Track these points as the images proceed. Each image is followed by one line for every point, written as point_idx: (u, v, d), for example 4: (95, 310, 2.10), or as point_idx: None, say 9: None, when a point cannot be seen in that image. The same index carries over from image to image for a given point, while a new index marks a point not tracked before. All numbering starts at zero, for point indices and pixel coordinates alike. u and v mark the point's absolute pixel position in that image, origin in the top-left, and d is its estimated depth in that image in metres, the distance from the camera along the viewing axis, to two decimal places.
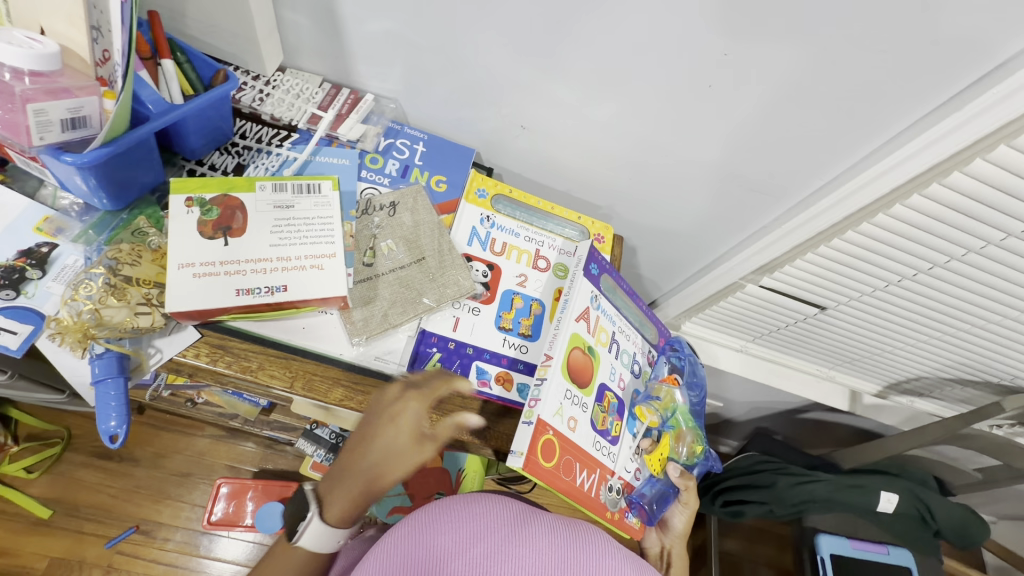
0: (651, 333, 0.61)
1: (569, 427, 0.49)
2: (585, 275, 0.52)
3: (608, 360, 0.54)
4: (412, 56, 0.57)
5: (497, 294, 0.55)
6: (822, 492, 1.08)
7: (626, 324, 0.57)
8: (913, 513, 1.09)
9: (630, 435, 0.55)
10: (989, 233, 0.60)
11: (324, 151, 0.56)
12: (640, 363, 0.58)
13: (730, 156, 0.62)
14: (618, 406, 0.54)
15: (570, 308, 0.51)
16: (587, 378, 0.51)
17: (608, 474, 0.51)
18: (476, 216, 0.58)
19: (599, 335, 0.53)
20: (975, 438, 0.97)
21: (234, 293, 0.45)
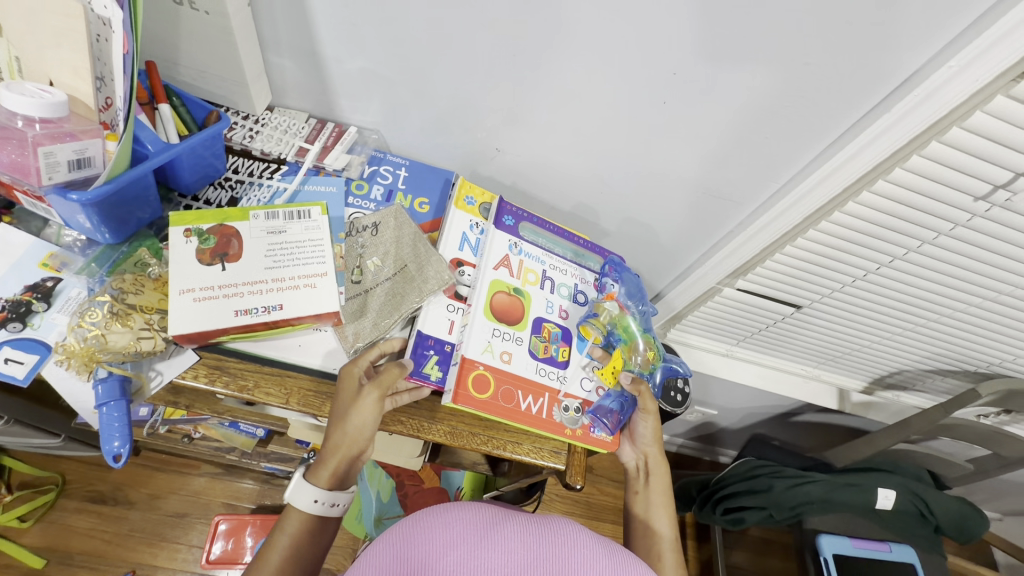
0: (596, 261, 0.65)
1: (503, 360, 0.54)
2: (498, 227, 0.59)
3: (538, 294, 0.59)
4: (390, 90, 0.62)
5: None
6: (818, 492, 1.09)
7: (555, 260, 0.62)
8: (911, 509, 1.11)
9: (577, 356, 0.59)
10: (939, 224, 0.64)
11: (312, 180, 0.60)
12: (583, 290, 0.62)
13: (690, 164, 0.66)
14: (559, 334, 0.58)
15: (488, 258, 0.57)
16: (518, 315, 0.57)
17: (559, 396, 0.56)
18: (466, 222, 0.60)
19: (524, 276, 0.59)
20: (962, 428, 0.99)
21: (233, 314, 0.47)
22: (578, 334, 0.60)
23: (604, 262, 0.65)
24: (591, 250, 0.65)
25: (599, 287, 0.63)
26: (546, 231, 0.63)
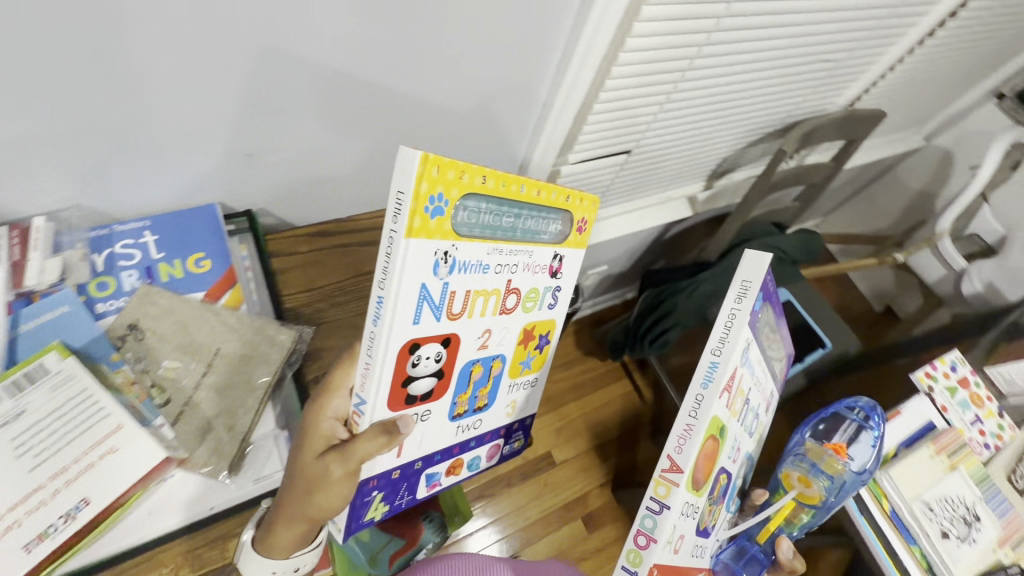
0: (772, 351, 0.67)
1: (716, 485, 0.57)
2: (742, 332, 0.51)
3: (733, 428, 0.57)
4: (60, 149, 0.44)
5: (454, 373, 0.47)
6: (709, 287, 1.23)
7: (757, 372, 0.61)
8: (773, 258, 1.30)
9: (725, 499, 0.62)
10: (710, 16, 0.65)
11: (23, 317, 0.45)
12: (757, 403, 0.64)
13: (472, 68, 0.58)
14: (722, 487, 0.60)
15: (723, 386, 0.49)
16: (709, 472, 0.52)
17: (695, 572, 0.57)
18: (427, 256, 0.38)
19: (733, 407, 0.55)
20: (783, 179, 1.16)
21: (25, 551, 0.38)
22: (733, 476, 0.63)
23: (779, 372, 0.71)
24: (779, 349, 0.70)
25: (767, 404, 0.68)
26: (766, 323, 0.62)
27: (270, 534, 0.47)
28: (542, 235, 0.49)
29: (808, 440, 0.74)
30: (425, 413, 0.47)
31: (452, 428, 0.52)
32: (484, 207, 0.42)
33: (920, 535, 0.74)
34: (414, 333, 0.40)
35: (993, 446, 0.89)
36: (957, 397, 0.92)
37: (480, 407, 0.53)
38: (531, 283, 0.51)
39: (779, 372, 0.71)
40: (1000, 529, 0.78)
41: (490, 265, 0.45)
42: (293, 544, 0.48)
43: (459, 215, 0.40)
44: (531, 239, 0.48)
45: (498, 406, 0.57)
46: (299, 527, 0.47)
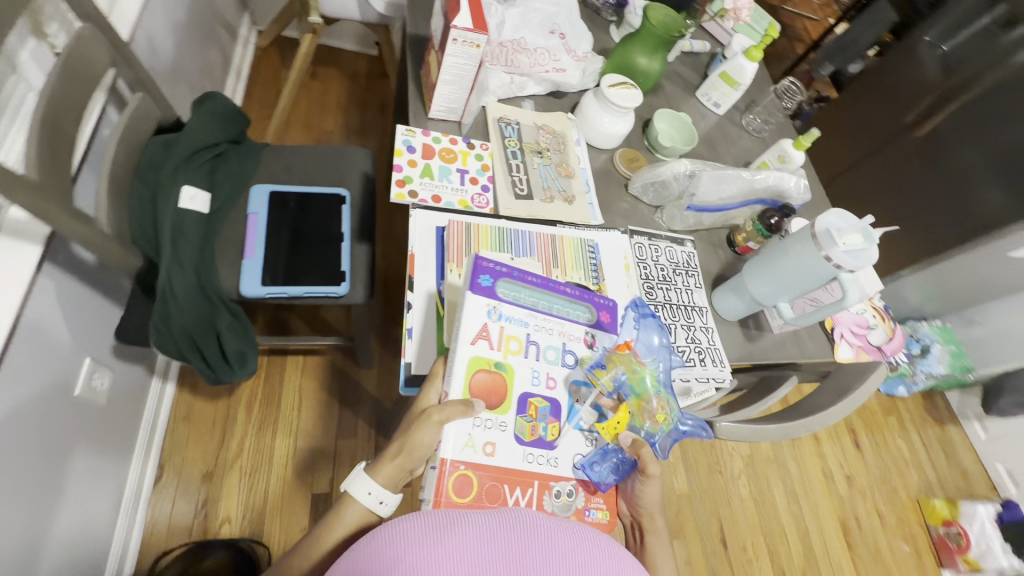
0: (590, 308, 0.73)
1: (531, 427, 0.66)
2: (477, 292, 0.66)
3: (523, 370, 0.67)
4: None
5: (516, 400, 0.66)
6: (187, 278, 0.90)
7: (539, 323, 0.69)
8: (206, 170, 1.00)
9: (563, 413, 0.68)
10: None
11: None
12: (568, 350, 0.70)
13: None
14: (552, 409, 0.68)
15: (467, 333, 0.65)
16: (496, 398, 0.65)
17: (548, 482, 0.65)
18: (484, 306, 0.66)
19: (509, 349, 0.67)
20: (47, 130, 0.70)
21: None
22: (570, 401, 0.69)
23: (599, 313, 0.74)
24: (589, 299, 0.74)
25: (591, 340, 0.72)
26: (543, 285, 0.70)
27: (380, 465, 0.65)
28: (575, 317, 0.72)
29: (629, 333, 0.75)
30: (492, 421, 0.64)
31: (523, 453, 0.65)
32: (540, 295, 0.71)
33: None
34: (470, 348, 0.65)
35: (490, 181, 0.88)
36: (435, 173, 0.84)
37: (550, 439, 0.67)
38: (582, 350, 0.71)
39: (599, 312, 0.74)
40: (541, 262, 0.80)
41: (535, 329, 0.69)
42: (386, 484, 0.65)
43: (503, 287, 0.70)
44: (566, 316, 0.71)
45: (572, 437, 0.68)
46: (404, 453, 0.64)
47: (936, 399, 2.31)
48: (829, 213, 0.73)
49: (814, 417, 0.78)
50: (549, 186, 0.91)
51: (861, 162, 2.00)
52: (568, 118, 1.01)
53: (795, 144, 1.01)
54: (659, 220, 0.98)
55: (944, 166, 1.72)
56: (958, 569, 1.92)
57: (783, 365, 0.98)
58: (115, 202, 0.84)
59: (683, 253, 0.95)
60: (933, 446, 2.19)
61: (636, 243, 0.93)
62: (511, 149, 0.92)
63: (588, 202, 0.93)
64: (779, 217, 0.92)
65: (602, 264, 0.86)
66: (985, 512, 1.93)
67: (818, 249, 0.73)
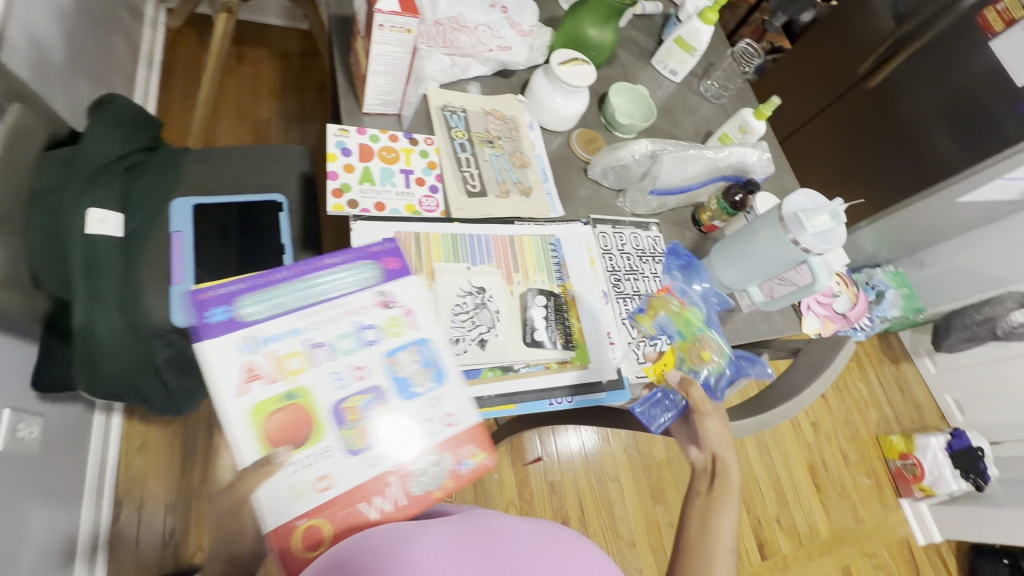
0: (370, 269, 0.61)
1: (359, 425, 0.54)
2: (214, 343, 0.53)
3: (316, 378, 0.54)
4: None
5: (326, 414, 0.53)
6: (109, 315, 0.80)
7: (310, 319, 0.56)
8: (116, 186, 0.87)
9: (393, 395, 0.56)
10: None
11: None
12: (364, 326, 0.58)
13: None
14: (375, 398, 0.55)
15: (229, 388, 0.52)
16: (303, 428, 0.52)
17: (405, 465, 0.53)
18: (236, 349, 0.53)
19: (291, 371, 0.54)
20: None
21: None
22: (392, 377, 0.56)
23: (383, 268, 0.61)
24: (367, 258, 0.62)
25: (387, 302, 0.60)
26: (302, 278, 0.58)
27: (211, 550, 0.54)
28: (353, 285, 0.60)
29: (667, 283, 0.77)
30: (316, 452, 0.52)
31: (363, 460, 0.53)
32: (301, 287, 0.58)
33: (476, 366, 0.67)
34: (243, 398, 0.52)
35: (439, 180, 0.80)
36: (375, 177, 0.76)
37: (386, 427, 0.54)
38: (382, 314, 0.59)
39: (382, 269, 0.61)
40: (499, 267, 0.75)
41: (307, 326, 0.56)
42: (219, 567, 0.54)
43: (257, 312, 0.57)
44: (342, 292, 0.59)
45: (416, 412, 0.56)
46: (229, 532, 0.53)
47: (891, 339, 2.40)
48: (793, 198, 0.70)
49: (791, 403, 0.77)
50: (503, 180, 0.85)
51: (818, 114, 1.97)
52: (518, 101, 0.93)
53: (755, 113, 0.96)
54: (622, 205, 0.93)
55: (899, 113, 1.71)
56: (914, 497, 2.06)
57: (753, 343, 0.97)
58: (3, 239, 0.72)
59: (649, 238, 0.91)
60: (889, 384, 2.30)
61: (600, 233, 0.88)
62: (458, 141, 0.84)
63: (546, 193, 0.88)
64: (743, 194, 0.89)
65: (566, 261, 0.81)
66: (937, 442, 2.04)
67: (786, 233, 0.70)
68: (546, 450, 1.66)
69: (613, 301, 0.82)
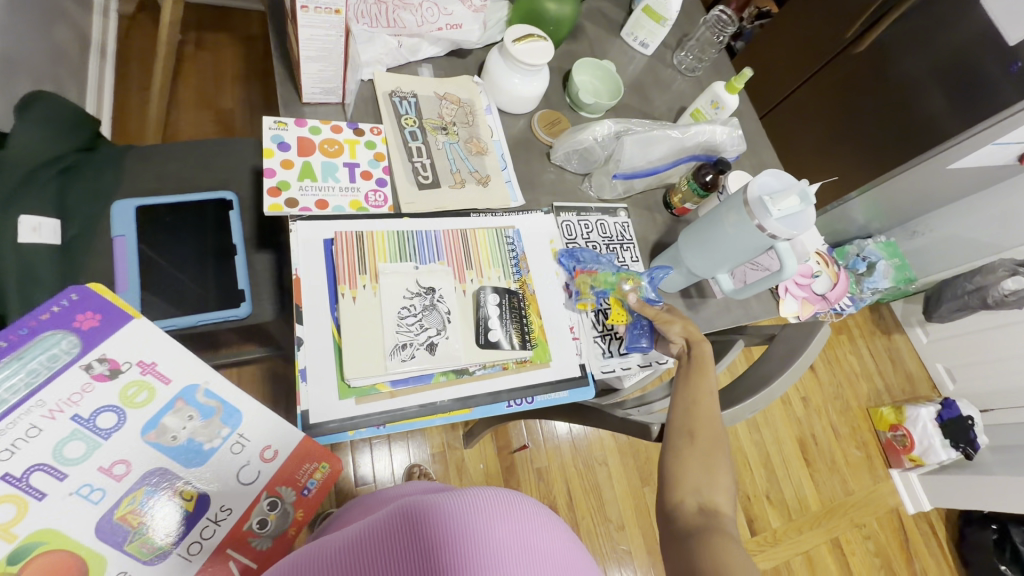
0: (59, 337, 0.46)
1: (158, 517, 0.47)
2: None
3: (51, 512, 0.43)
4: None
5: (104, 534, 0.44)
6: None
7: (16, 444, 0.42)
8: (51, 191, 0.82)
9: (177, 469, 0.49)
10: None
11: None
12: (99, 415, 0.46)
13: None
14: (153, 485, 0.47)
15: None
16: (80, 561, 0.43)
17: (241, 522, 0.50)
18: None
19: (5, 525, 0.41)
20: None
21: None
22: (166, 450, 0.48)
23: (77, 332, 0.46)
24: (51, 327, 0.45)
25: (110, 370, 0.47)
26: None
27: None
28: (50, 363, 0.45)
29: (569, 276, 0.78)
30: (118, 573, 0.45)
31: (182, 548, 0.48)
32: None
33: (425, 372, 0.64)
34: None
35: (388, 173, 0.75)
36: (316, 173, 0.71)
37: (194, 500, 0.49)
38: (111, 387, 0.47)
39: (77, 332, 0.46)
40: (451, 266, 0.72)
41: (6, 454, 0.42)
42: None
43: None
44: (42, 379, 0.44)
45: (223, 475, 0.50)
46: None
47: (882, 310, 2.37)
48: (756, 181, 0.66)
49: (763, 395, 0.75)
50: (458, 169, 0.80)
51: (808, 81, 1.89)
52: (474, 82, 0.88)
53: (727, 87, 0.91)
54: (588, 189, 0.88)
55: (890, 77, 1.64)
56: (904, 467, 2.06)
57: (729, 329, 0.94)
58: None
59: (616, 224, 0.87)
60: (880, 355, 2.28)
61: (564, 222, 0.83)
62: (409, 129, 0.79)
63: (506, 180, 0.83)
64: (714, 174, 0.84)
65: (525, 254, 0.77)
66: (927, 413, 2.03)
67: (750, 219, 0.66)
68: (532, 437, 1.64)
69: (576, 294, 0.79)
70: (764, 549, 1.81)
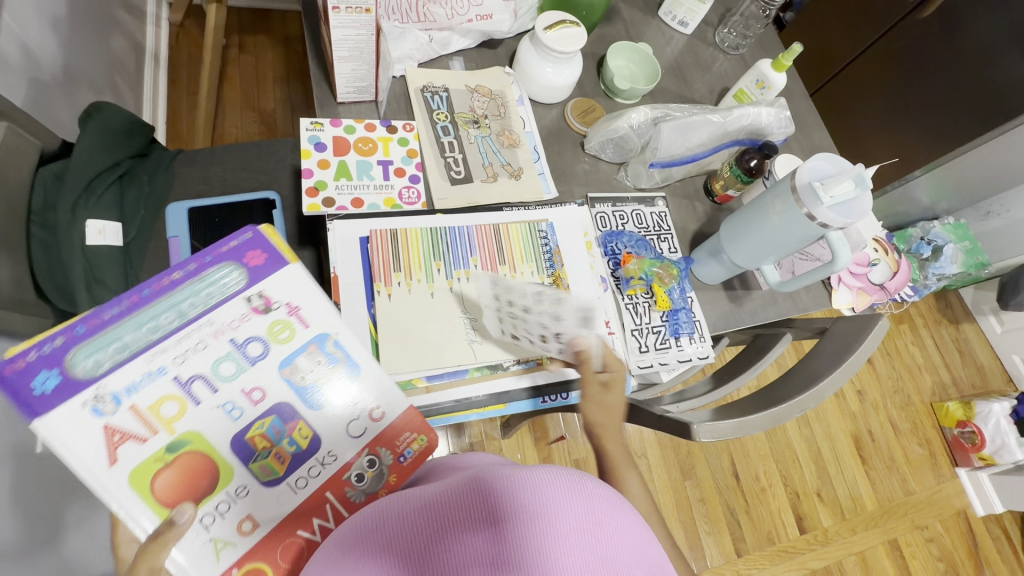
0: (228, 267, 0.46)
1: (277, 453, 0.47)
2: (42, 421, 0.39)
3: (202, 420, 0.44)
4: None
5: (233, 455, 0.45)
6: None
7: (177, 352, 0.43)
8: (110, 199, 0.90)
9: (302, 409, 0.47)
10: None
11: None
12: (245, 343, 0.45)
13: None
14: (282, 416, 0.47)
15: (93, 461, 0.41)
16: (207, 475, 0.44)
17: (341, 476, 0.49)
18: (82, 415, 0.41)
19: (166, 419, 0.43)
20: None
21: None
22: (295, 389, 0.47)
23: (247, 265, 0.46)
24: (227, 257, 0.46)
25: (265, 306, 0.46)
26: (150, 304, 0.43)
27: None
28: (216, 292, 0.45)
29: (615, 262, 0.78)
30: (239, 491, 0.45)
31: (290, 487, 0.47)
32: (149, 314, 0.43)
33: (460, 369, 0.65)
34: (122, 466, 0.42)
35: (421, 169, 0.76)
36: (351, 173, 0.72)
37: (309, 445, 0.48)
38: (261, 322, 0.46)
39: (246, 265, 0.46)
40: (483, 262, 0.72)
41: (164, 364, 0.43)
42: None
43: (88, 360, 0.41)
44: (205, 302, 0.45)
45: (337, 426, 0.49)
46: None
47: (950, 298, 2.20)
48: (808, 164, 0.62)
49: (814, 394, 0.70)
50: (490, 162, 0.79)
51: (867, 51, 1.75)
52: (505, 73, 0.86)
53: (773, 64, 0.85)
54: (624, 178, 0.85)
55: (961, 43, 1.50)
56: (973, 466, 1.91)
57: (777, 322, 0.89)
58: (14, 253, 0.73)
59: (653, 214, 0.84)
60: (946, 347, 2.12)
61: (598, 214, 0.81)
62: (441, 124, 0.79)
63: (539, 173, 0.81)
64: (759, 159, 0.79)
65: (559, 248, 0.76)
66: (1001, 408, 1.88)
67: (799, 207, 0.62)
68: (569, 429, 1.64)
69: (613, 287, 0.77)
70: (815, 548, 1.74)
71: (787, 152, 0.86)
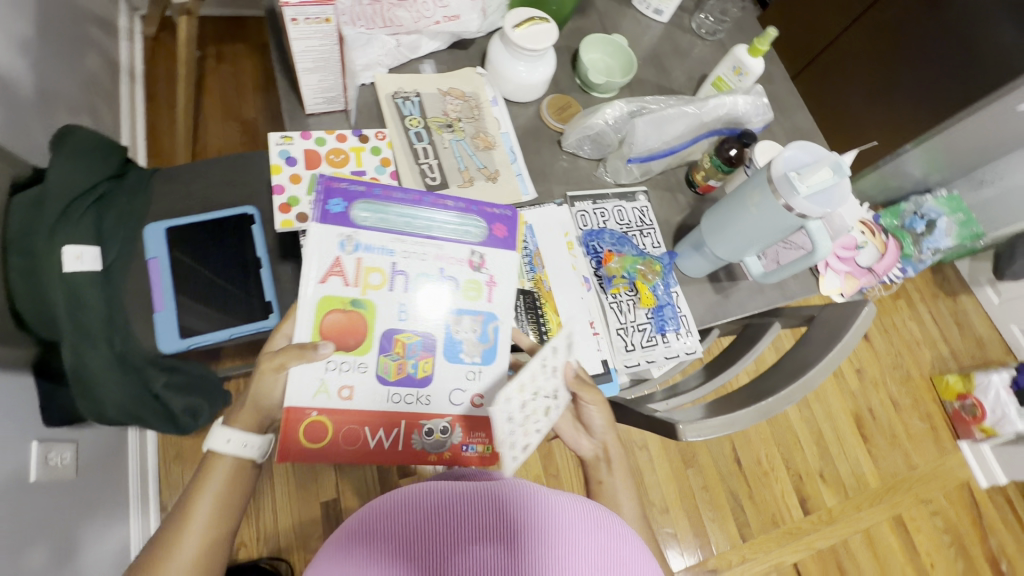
0: (478, 227, 0.63)
1: (398, 367, 0.59)
2: (322, 221, 0.56)
3: (386, 302, 0.59)
4: None
5: (379, 340, 0.59)
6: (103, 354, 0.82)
7: (409, 250, 0.60)
8: (89, 220, 0.87)
9: (440, 352, 0.61)
10: None
11: None
12: (447, 278, 0.61)
13: None
14: (427, 344, 0.60)
15: (316, 271, 0.57)
16: (357, 335, 0.58)
17: (419, 420, 0.60)
18: (335, 240, 0.57)
19: (371, 283, 0.59)
20: None
21: None
22: (446, 333, 0.61)
23: (490, 232, 0.63)
24: (479, 218, 0.63)
25: (476, 265, 0.62)
26: (411, 207, 0.60)
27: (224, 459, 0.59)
28: (460, 236, 0.62)
29: (596, 261, 0.77)
30: (361, 364, 0.58)
31: (387, 393, 0.59)
32: (409, 222, 0.60)
33: None
34: (324, 288, 0.57)
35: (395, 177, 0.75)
36: None
37: (422, 377, 0.60)
38: (466, 273, 0.62)
39: (488, 233, 0.63)
40: None
41: (397, 262, 0.59)
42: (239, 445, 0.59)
43: (360, 215, 0.58)
44: (445, 237, 0.61)
45: (447, 381, 0.61)
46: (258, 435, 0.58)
47: (946, 272, 2.19)
48: (784, 153, 0.61)
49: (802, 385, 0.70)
50: (466, 166, 0.78)
51: (852, 25, 1.72)
52: (477, 74, 0.85)
53: (750, 50, 0.84)
54: (604, 174, 0.84)
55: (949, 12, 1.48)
56: (974, 439, 1.92)
57: (765, 311, 0.88)
58: None
59: (635, 209, 0.83)
60: (945, 321, 2.11)
61: (579, 212, 0.80)
62: (414, 130, 0.78)
63: (516, 174, 0.80)
64: (738, 147, 0.78)
65: (539, 250, 0.75)
66: (1000, 379, 1.87)
67: (777, 198, 0.61)
68: None
69: (597, 287, 0.76)
70: (820, 528, 1.74)
71: (768, 140, 0.84)
